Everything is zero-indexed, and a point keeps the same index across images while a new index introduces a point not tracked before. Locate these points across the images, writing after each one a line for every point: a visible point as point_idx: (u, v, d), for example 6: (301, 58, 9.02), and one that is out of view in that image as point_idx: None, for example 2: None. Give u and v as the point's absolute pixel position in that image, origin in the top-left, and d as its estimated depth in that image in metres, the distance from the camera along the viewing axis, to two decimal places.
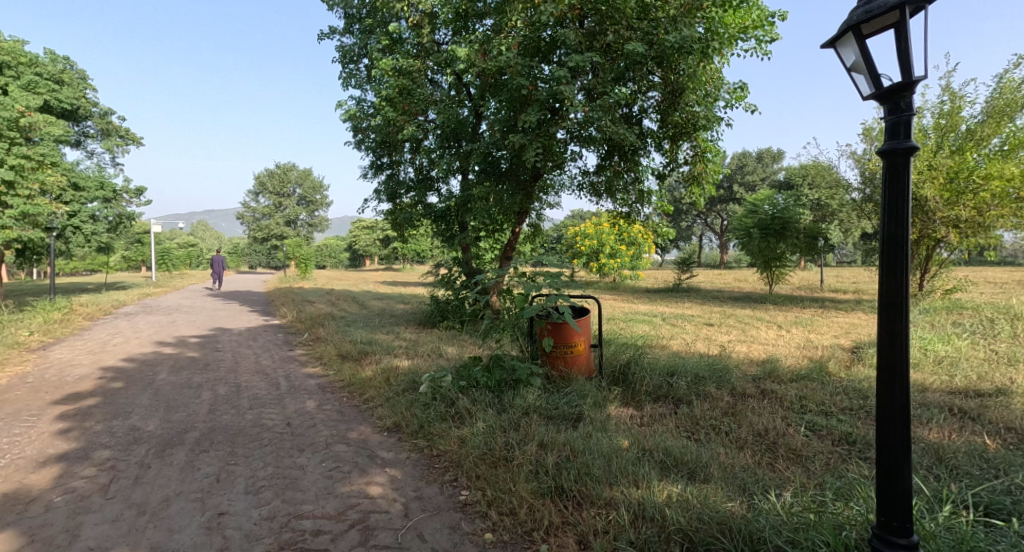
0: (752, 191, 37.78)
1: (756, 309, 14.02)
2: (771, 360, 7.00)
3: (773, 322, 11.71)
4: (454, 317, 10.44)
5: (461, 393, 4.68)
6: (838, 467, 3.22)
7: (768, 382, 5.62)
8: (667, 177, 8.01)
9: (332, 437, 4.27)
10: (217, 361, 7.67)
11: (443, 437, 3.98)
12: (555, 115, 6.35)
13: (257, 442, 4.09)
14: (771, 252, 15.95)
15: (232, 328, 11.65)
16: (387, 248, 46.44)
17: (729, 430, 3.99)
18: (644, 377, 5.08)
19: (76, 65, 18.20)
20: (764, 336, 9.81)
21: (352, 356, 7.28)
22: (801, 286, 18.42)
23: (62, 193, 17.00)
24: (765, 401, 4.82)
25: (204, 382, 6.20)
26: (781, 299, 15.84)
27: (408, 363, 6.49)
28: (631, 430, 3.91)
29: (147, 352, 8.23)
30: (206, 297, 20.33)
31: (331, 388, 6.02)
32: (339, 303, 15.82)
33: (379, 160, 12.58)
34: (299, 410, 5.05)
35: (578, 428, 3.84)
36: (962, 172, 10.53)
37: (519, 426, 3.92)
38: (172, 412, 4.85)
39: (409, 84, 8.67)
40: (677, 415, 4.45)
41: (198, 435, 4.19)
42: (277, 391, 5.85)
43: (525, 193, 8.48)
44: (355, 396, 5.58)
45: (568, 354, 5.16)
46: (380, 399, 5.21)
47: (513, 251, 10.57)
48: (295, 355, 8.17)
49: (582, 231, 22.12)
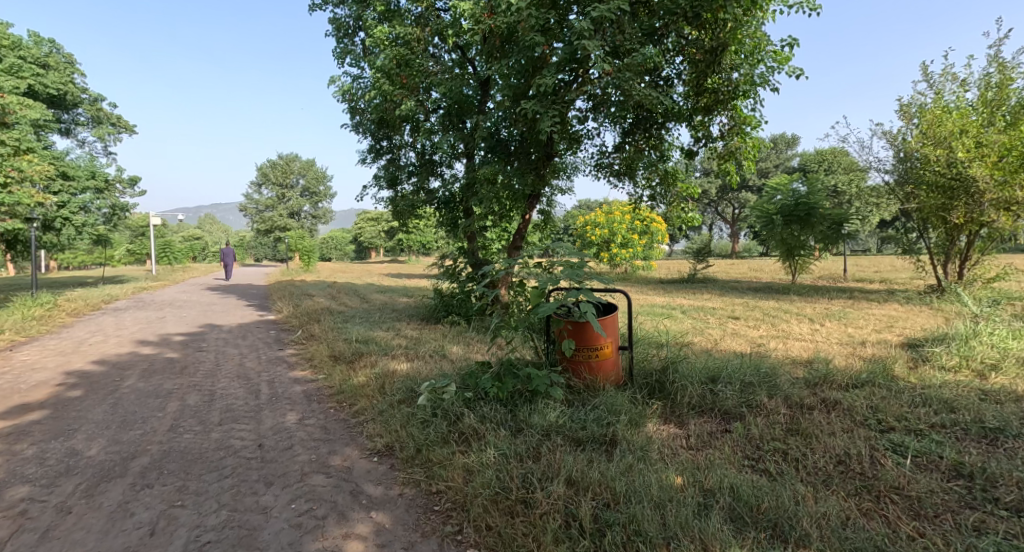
0: (765, 177, 36.69)
1: (780, 301, 13.20)
2: (820, 360, 6.16)
3: (802, 315, 10.88)
4: (461, 311, 9.67)
5: (468, 408, 3.89)
6: (973, 522, 2.41)
7: (827, 389, 4.77)
8: (697, 155, 7.11)
9: (309, 465, 3.49)
10: (196, 363, 6.95)
11: (445, 468, 3.20)
12: (574, 78, 5.55)
13: (215, 473, 3.33)
14: (794, 240, 15.04)
15: (223, 324, 10.96)
16: (391, 239, 45.70)
17: (802, 455, 3.18)
18: (684, 385, 4.26)
19: (62, 49, 17.51)
20: (799, 331, 8.95)
21: (345, 358, 6.52)
22: (825, 276, 17.50)
23: (50, 183, 16.38)
24: (832, 413, 3.99)
25: (174, 389, 5.47)
26: (805, 289, 14.95)
27: (407, 366, 5.71)
28: (679, 459, 3.12)
29: (123, 353, 7.52)
30: (203, 291, 19.71)
31: (318, 396, 5.26)
32: (339, 296, 15.10)
33: (378, 143, 11.82)
34: (276, 427, 4.28)
35: (614, 458, 3.05)
36: (1015, 150, 9.54)
37: (540, 454, 3.14)
38: (124, 430, 4.11)
39: (406, 54, 7.83)
40: (730, 434, 3.64)
41: (145, 463, 3.44)
42: (256, 400, 5.09)
43: (537, 174, 7.65)
44: (344, 408, 4.80)
45: (593, 358, 4.37)
46: (372, 412, 4.44)
47: (523, 239, 9.77)
48: (284, 356, 7.42)
49: (592, 220, 21.25)
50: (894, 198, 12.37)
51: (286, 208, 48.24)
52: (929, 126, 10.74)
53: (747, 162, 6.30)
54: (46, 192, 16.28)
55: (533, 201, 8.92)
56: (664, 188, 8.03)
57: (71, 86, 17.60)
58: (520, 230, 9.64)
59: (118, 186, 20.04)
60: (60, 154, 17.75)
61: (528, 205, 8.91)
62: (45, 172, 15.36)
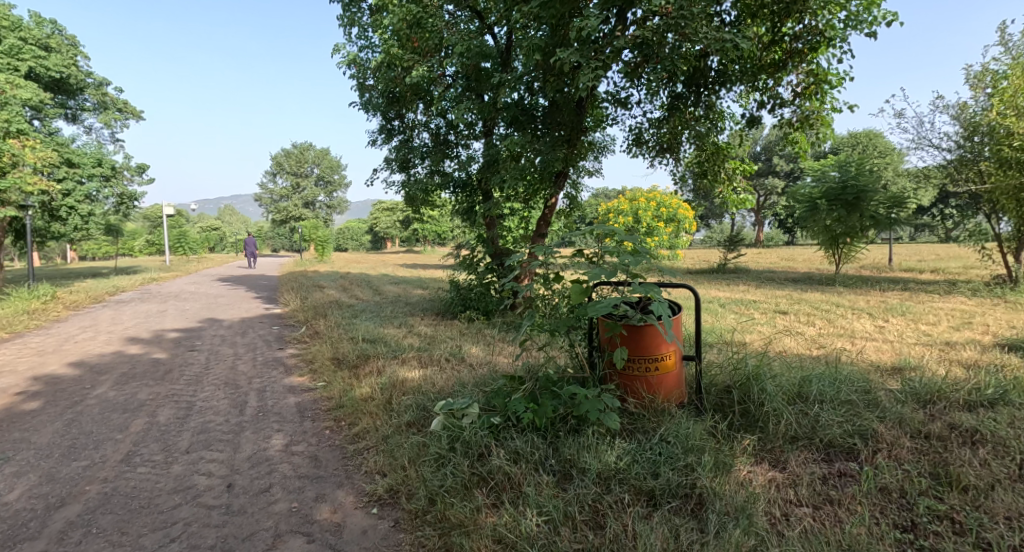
0: (793, 162, 34.96)
1: (826, 293, 12.07)
2: (914, 367, 5.11)
3: (858, 309, 9.77)
4: (479, 306, 8.76)
5: (496, 440, 3.01)
6: None
7: (948, 411, 3.71)
8: (758, 123, 6.02)
9: (286, 520, 2.63)
10: (184, 366, 6.17)
11: (471, 536, 2.35)
12: (621, 20, 4.60)
13: (160, 534, 2.49)
14: (841, 227, 13.79)
15: (224, 319, 10.22)
16: (406, 229, 44.90)
17: (983, 529, 2.22)
18: (769, 398, 3.27)
19: (65, 30, 16.93)
20: (863, 328, 7.85)
21: (349, 362, 5.65)
22: (869, 266, 16.21)
23: (53, 169, 15.86)
24: (980, 450, 2.98)
25: (148, 400, 4.67)
26: (852, 281, 13.74)
27: (420, 374, 4.81)
28: (805, 536, 2.20)
29: (107, 353, 6.79)
30: (213, 283, 19.14)
31: (314, 411, 4.40)
32: (350, 288, 14.32)
33: (389, 123, 10.95)
34: (255, 456, 3.43)
35: (713, 535, 2.18)
36: None
37: (604, 526, 2.29)
38: (66, 460, 3.30)
39: (418, 12, 6.88)
40: (852, 480, 2.68)
41: (73, 517, 2.62)
42: (239, 417, 4.26)
43: (566, 148, 6.65)
44: (343, 429, 3.93)
45: (654, 374, 3.44)
46: (375, 438, 3.56)
47: (548, 226, 8.81)
48: (283, 357, 6.60)
49: (614, 207, 20.16)
50: (957, 180, 11.13)
51: (301, 198, 47.76)
52: (1010, 95, 9.52)
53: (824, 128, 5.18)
54: (49, 179, 15.78)
55: (559, 182, 7.96)
56: (714, 164, 6.92)
57: (74, 69, 17.03)
58: (544, 215, 8.69)
59: (125, 173, 19.51)
60: (64, 140, 17.23)
61: (555, 186, 7.94)
62: (47, 158, 14.83)
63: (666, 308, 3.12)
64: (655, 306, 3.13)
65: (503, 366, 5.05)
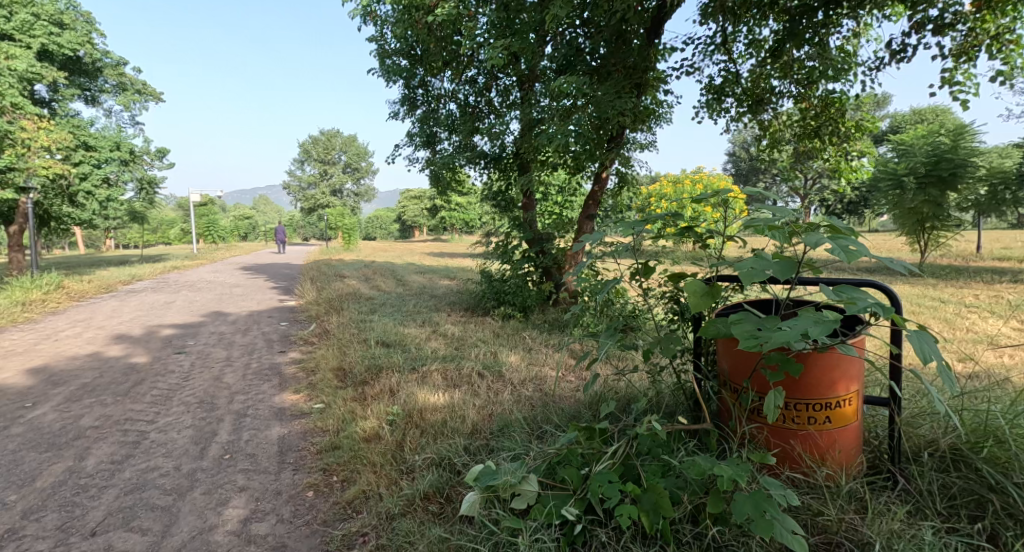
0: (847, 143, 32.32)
1: (918, 285, 10.33)
2: None
3: (975, 306, 8.04)
4: (516, 302, 7.34)
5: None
6: None
7: None
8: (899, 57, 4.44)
9: None
10: (162, 375, 5.09)
11: None
12: None
13: None
14: (930, 209, 11.90)
15: (230, 313, 9.21)
16: (435, 217, 43.91)
17: None
18: None
19: (80, 7, 16.22)
20: (1002, 332, 6.21)
21: (355, 376, 4.41)
22: (956, 255, 14.19)
23: (68, 152, 15.26)
24: None
25: (91, 428, 3.55)
26: (943, 271, 11.87)
27: (446, 400, 3.52)
28: None
29: (81, 356, 5.78)
30: (235, 271, 18.39)
31: (299, 453, 3.18)
32: (372, 278, 13.21)
33: (412, 92, 9.70)
34: (189, 545, 2.23)
35: None
36: None
37: None
38: None
39: None
40: None
41: None
42: (195, 459, 3.08)
43: (633, 93, 5.23)
44: (332, 492, 2.68)
45: (829, 427, 2.05)
46: (373, 521, 2.31)
47: (597, 206, 7.40)
48: (282, 364, 5.43)
49: (657, 191, 18.63)
50: None
51: (328, 185, 47.33)
52: None
53: (1017, 54, 3.57)
54: (64, 162, 15.18)
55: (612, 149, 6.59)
56: (823, 120, 5.31)
57: (89, 48, 16.36)
58: (593, 193, 7.28)
59: (144, 158, 18.88)
60: (82, 122, 16.63)
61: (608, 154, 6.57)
62: (59, 141, 14.17)
63: (930, 343, 1.72)
64: (912, 340, 1.72)
65: (557, 391, 3.72)
